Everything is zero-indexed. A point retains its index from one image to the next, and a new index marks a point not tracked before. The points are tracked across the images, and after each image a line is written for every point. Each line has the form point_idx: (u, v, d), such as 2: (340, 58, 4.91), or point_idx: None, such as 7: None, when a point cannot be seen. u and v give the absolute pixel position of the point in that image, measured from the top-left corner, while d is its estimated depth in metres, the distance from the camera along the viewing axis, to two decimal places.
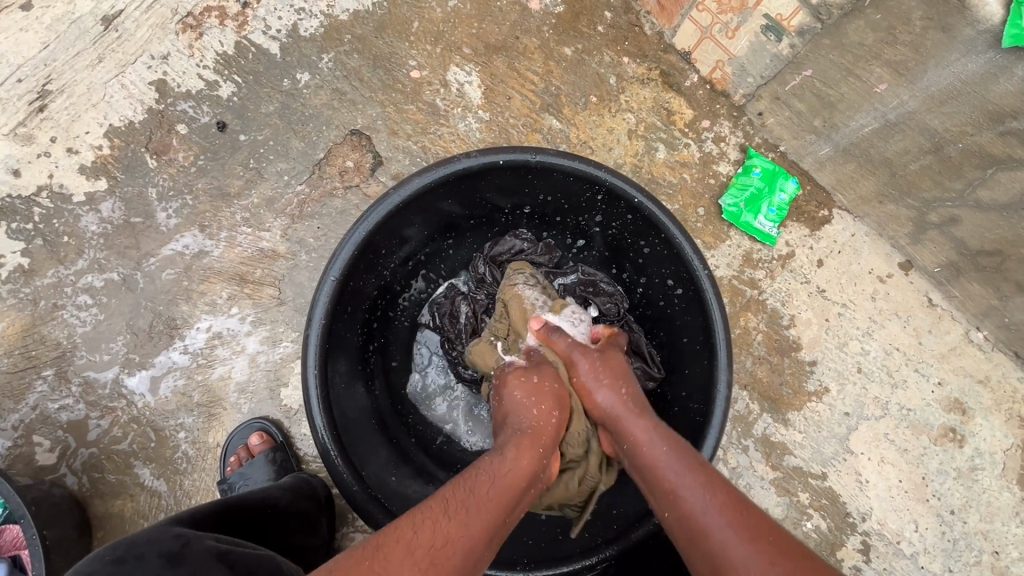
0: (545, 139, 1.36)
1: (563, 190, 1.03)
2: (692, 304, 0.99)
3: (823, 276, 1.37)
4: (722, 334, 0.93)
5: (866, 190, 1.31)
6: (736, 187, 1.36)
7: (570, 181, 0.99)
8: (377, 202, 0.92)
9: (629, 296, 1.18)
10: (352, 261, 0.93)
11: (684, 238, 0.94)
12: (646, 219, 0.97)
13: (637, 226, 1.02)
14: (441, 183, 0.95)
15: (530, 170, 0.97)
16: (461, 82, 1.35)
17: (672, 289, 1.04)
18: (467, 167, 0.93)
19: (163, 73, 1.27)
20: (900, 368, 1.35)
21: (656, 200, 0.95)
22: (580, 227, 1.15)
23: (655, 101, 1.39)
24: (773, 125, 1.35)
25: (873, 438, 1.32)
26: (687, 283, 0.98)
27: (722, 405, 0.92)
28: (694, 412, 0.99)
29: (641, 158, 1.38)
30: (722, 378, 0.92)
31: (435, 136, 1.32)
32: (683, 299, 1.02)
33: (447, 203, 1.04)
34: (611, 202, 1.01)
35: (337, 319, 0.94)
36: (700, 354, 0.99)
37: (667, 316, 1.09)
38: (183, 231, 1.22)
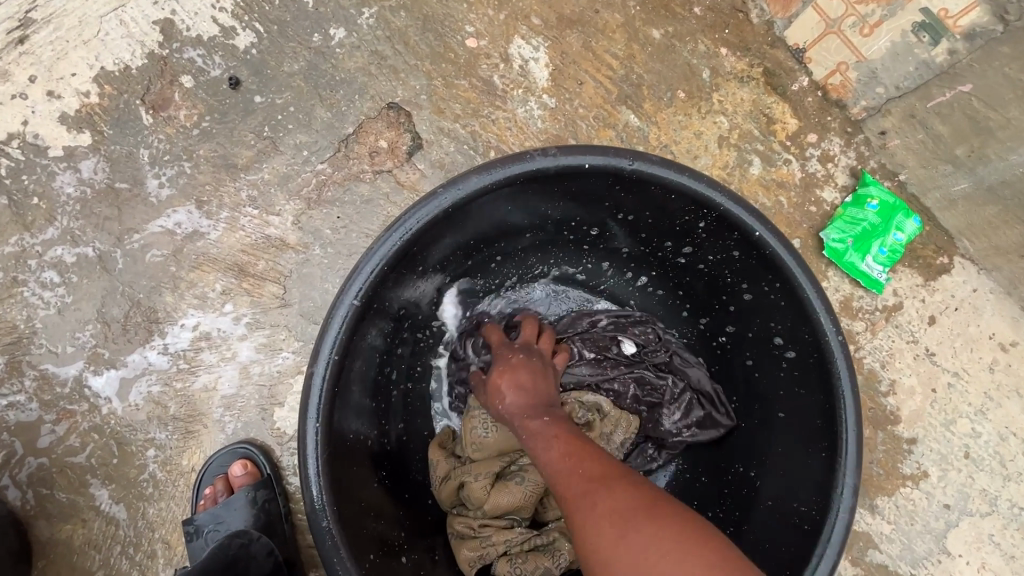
0: (618, 138, 1.12)
1: (653, 212, 0.81)
2: (808, 373, 0.77)
3: (933, 336, 1.14)
4: (852, 422, 0.71)
5: (1004, 240, 1.07)
6: (844, 219, 1.12)
7: (665, 200, 0.77)
8: (419, 205, 0.71)
9: (704, 348, 0.97)
10: (379, 279, 0.72)
11: (817, 294, 0.72)
12: (761, 258, 0.75)
13: (744, 266, 0.79)
14: (504, 188, 0.73)
15: (618, 181, 0.75)
16: (525, 57, 1.12)
17: (777, 348, 0.82)
18: (540, 168, 0.71)
19: (171, 11, 1.05)
20: (1016, 458, 1.12)
21: (782, 235, 0.73)
22: (658, 259, 0.92)
23: (753, 105, 1.16)
24: (897, 149, 1.11)
25: (975, 539, 1.09)
26: (807, 348, 0.76)
27: (842, 518, 0.70)
28: (798, 515, 0.76)
29: (730, 172, 1.14)
30: (848, 481, 0.70)
31: (488, 120, 1.10)
32: (794, 366, 0.80)
33: (503, 215, 0.82)
34: (711, 232, 0.79)
35: (353, 348, 0.74)
36: (814, 442, 0.76)
37: (757, 379, 0.87)
38: (175, 205, 1.01)
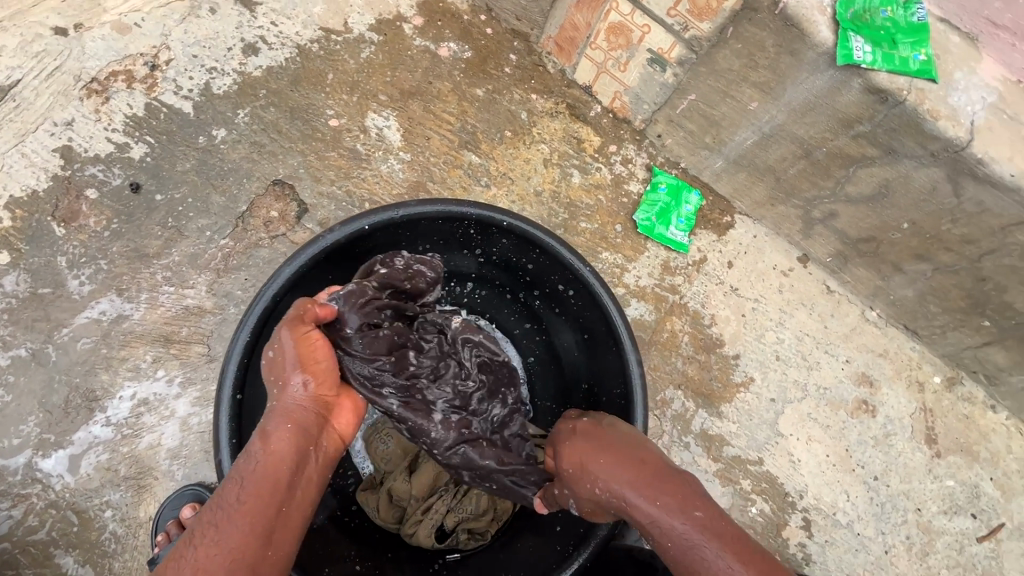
0: (466, 175, 1.43)
1: (437, 233, 1.08)
2: (586, 301, 1.05)
3: (734, 275, 1.50)
4: (619, 319, 1.00)
5: (758, 195, 1.47)
6: (647, 203, 1.48)
7: (439, 224, 1.04)
8: (254, 301, 0.91)
9: (526, 313, 1.24)
10: (245, 367, 0.90)
11: (560, 246, 1.01)
12: (520, 237, 1.04)
13: (514, 246, 1.09)
14: (316, 262, 0.96)
15: (400, 224, 1.02)
16: (380, 126, 1.41)
17: (564, 293, 1.10)
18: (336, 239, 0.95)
19: (68, 139, 1.25)
20: (812, 352, 1.49)
21: (521, 217, 1.02)
22: (468, 263, 1.19)
23: (565, 132, 1.52)
24: (672, 145, 1.50)
25: (798, 418, 1.44)
26: (574, 282, 1.06)
27: (640, 386, 0.99)
28: (617, 397, 1.04)
29: (558, 184, 1.47)
30: (632, 360, 0.99)
31: (359, 179, 1.36)
32: (576, 298, 1.09)
33: (332, 278, 1.05)
34: (483, 232, 1.07)
35: (246, 426, 0.92)
36: (607, 343, 1.05)
37: (565, 321, 1.15)
38: (98, 297, 1.18)
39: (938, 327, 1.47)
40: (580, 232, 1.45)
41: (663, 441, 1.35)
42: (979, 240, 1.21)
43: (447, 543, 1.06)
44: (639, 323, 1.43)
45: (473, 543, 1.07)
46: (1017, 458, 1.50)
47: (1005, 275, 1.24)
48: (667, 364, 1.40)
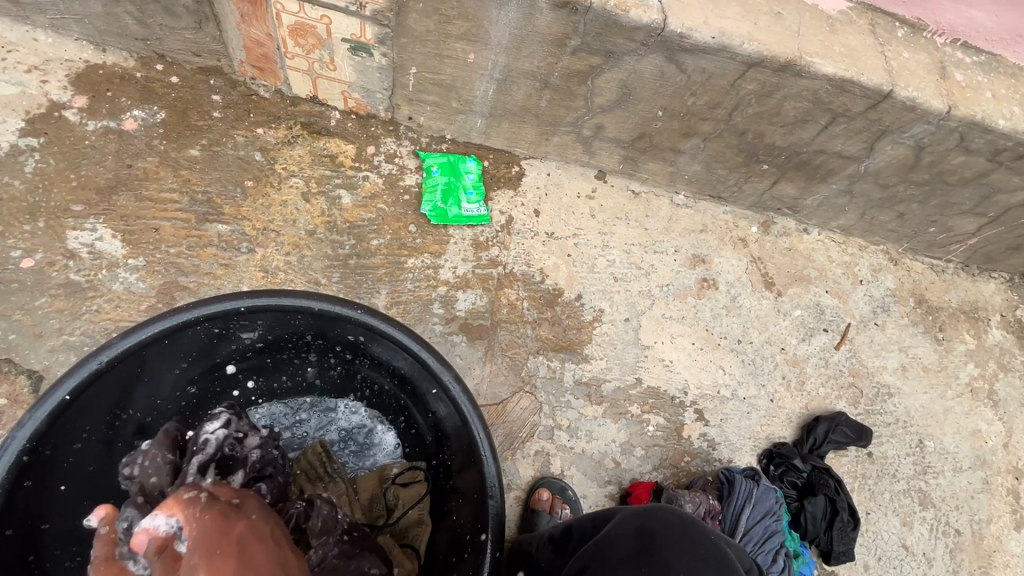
0: (221, 249, 1.23)
1: (182, 348, 0.92)
2: (379, 338, 0.97)
3: (545, 221, 1.47)
4: (415, 345, 0.92)
5: (530, 136, 1.43)
6: (429, 190, 1.38)
7: (174, 341, 0.88)
8: None
9: (344, 371, 1.12)
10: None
11: (320, 301, 0.90)
12: (273, 310, 0.91)
13: (279, 319, 0.95)
14: (24, 465, 0.76)
15: (123, 367, 0.84)
16: (89, 242, 1.17)
17: (358, 339, 1.00)
18: (34, 428, 0.76)
19: None
20: (644, 257, 1.51)
21: (260, 291, 0.89)
22: (251, 354, 1.04)
23: (312, 154, 1.36)
24: (427, 122, 1.40)
25: (656, 324, 1.46)
26: (360, 327, 0.96)
27: (467, 401, 0.92)
28: (454, 417, 0.97)
29: (329, 213, 1.32)
30: (448, 379, 0.92)
31: (92, 312, 1.13)
32: (372, 339, 0.99)
33: (71, 463, 0.85)
34: (233, 323, 0.93)
35: None
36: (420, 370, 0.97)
37: (378, 363, 1.05)
38: None
39: (734, 185, 1.54)
40: (375, 251, 1.32)
41: (546, 412, 1.31)
42: (722, 102, 1.25)
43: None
44: (475, 311, 1.35)
45: None
46: (839, 264, 1.65)
47: (756, 123, 1.30)
48: (519, 338, 1.35)
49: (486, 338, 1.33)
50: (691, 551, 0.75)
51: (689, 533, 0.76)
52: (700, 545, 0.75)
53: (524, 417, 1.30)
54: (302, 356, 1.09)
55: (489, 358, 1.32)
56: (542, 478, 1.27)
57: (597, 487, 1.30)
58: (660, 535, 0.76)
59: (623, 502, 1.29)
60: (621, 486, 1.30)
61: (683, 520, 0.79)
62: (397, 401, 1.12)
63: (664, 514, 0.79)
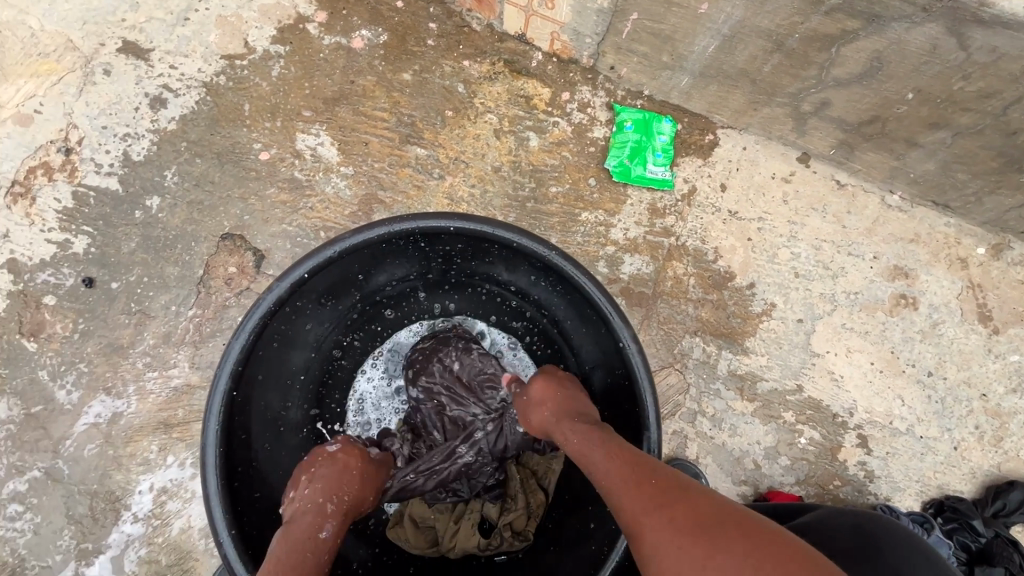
0: (416, 171, 1.31)
1: (390, 255, 0.99)
2: (563, 283, 0.97)
3: (730, 198, 1.36)
4: (602, 297, 0.91)
5: (737, 104, 1.31)
6: (617, 146, 1.34)
7: (384, 246, 0.95)
8: (209, 397, 0.81)
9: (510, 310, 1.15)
10: (227, 472, 0.81)
11: (519, 235, 0.91)
12: (474, 236, 0.95)
13: (474, 246, 0.99)
14: (265, 326, 0.86)
15: (343, 261, 0.92)
16: (313, 146, 1.31)
17: (539, 280, 1.02)
18: (279, 295, 0.85)
19: (11, 252, 1.22)
20: (834, 257, 1.35)
21: (470, 215, 0.92)
22: (436, 272, 1.10)
23: (510, 93, 1.37)
24: (629, 74, 1.34)
25: (832, 333, 1.32)
26: (547, 269, 0.96)
27: (641, 364, 0.89)
28: (620, 377, 0.95)
29: (516, 153, 1.34)
30: (627, 336, 0.90)
31: (307, 208, 1.28)
32: (555, 282, 0.99)
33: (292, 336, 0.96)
34: (435, 241, 0.98)
35: (246, 518, 0.84)
36: (597, 325, 0.96)
37: (551, 307, 1.06)
38: (89, 400, 1.16)
39: (972, 195, 1.30)
40: (552, 198, 1.32)
41: (692, 395, 1.26)
42: (1001, 91, 1.03)
43: (492, 541, 1.02)
44: (638, 278, 1.31)
45: (517, 544, 1.02)
46: None
47: None
48: (677, 315, 1.30)
49: (645, 307, 1.30)
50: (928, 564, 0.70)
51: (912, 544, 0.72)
52: (924, 557, 0.71)
53: (668, 395, 1.26)
54: (477, 285, 1.13)
55: (644, 327, 1.29)
56: (676, 458, 1.24)
57: (730, 483, 1.24)
58: (881, 538, 0.73)
59: (755, 506, 1.23)
60: (756, 490, 1.23)
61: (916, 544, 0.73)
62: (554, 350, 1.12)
63: (889, 524, 0.75)
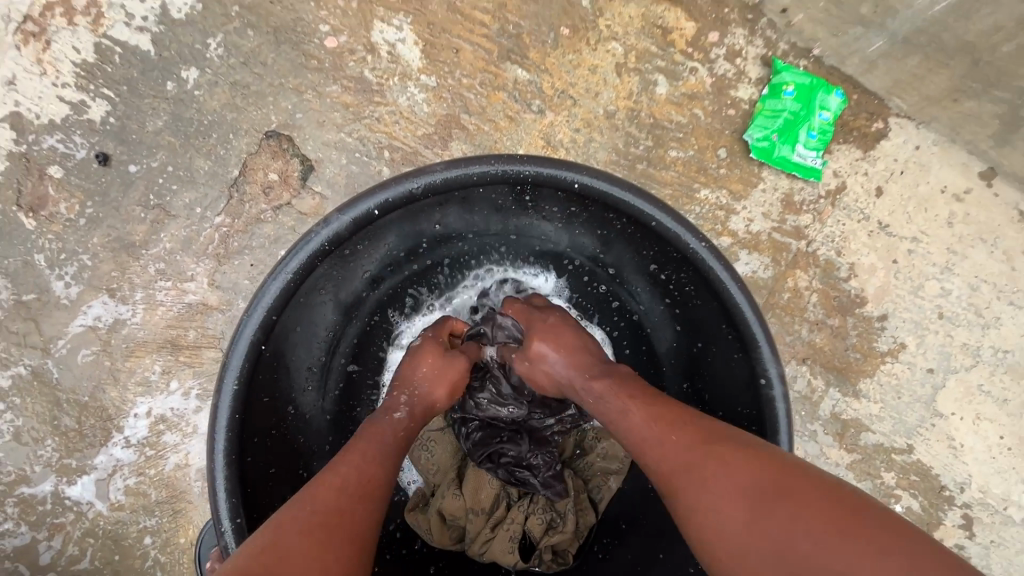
0: (511, 98, 1.05)
1: (480, 203, 0.78)
2: (694, 284, 0.74)
3: (884, 207, 1.10)
4: (751, 314, 0.68)
5: (935, 89, 1.01)
6: (765, 114, 1.06)
7: (478, 193, 0.74)
8: (234, 342, 0.65)
9: (602, 304, 0.92)
10: (239, 436, 0.66)
11: (657, 210, 0.69)
12: (596, 201, 0.72)
13: (588, 215, 0.77)
14: (313, 266, 0.68)
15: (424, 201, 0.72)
16: (392, 40, 1.04)
17: (658, 272, 0.79)
18: (336, 231, 0.67)
19: (15, 104, 1.00)
20: (991, 304, 1.10)
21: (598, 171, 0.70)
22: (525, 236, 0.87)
23: (645, 19, 1.07)
24: (804, 23, 1.04)
25: (965, 393, 1.09)
26: (679, 264, 0.74)
27: (784, 412, 0.68)
28: (742, 420, 0.74)
29: (637, 98, 1.07)
30: (773, 374, 0.68)
31: (372, 119, 1.04)
32: (683, 282, 0.76)
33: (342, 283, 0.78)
34: (541, 197, 0.76)
35: (260, 493, 0.69)
36: (727, 346, 0.74)
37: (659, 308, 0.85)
38: (89, 300, 0.99)
39: None
40: (669, 164, 1.07)
41: None
42: None
43: (530, 562, 0.86)
44: (751, 282, 1.08)
45: (555, 566, 0.87)
46: None
47: None
48: (787, 336, 1.07)
49: None
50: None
51: None
52: None
53: None
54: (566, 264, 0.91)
55: None
56: None
57: None
58: None
59: None
60: None
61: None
62: (648, 361, 0.89)
63: None
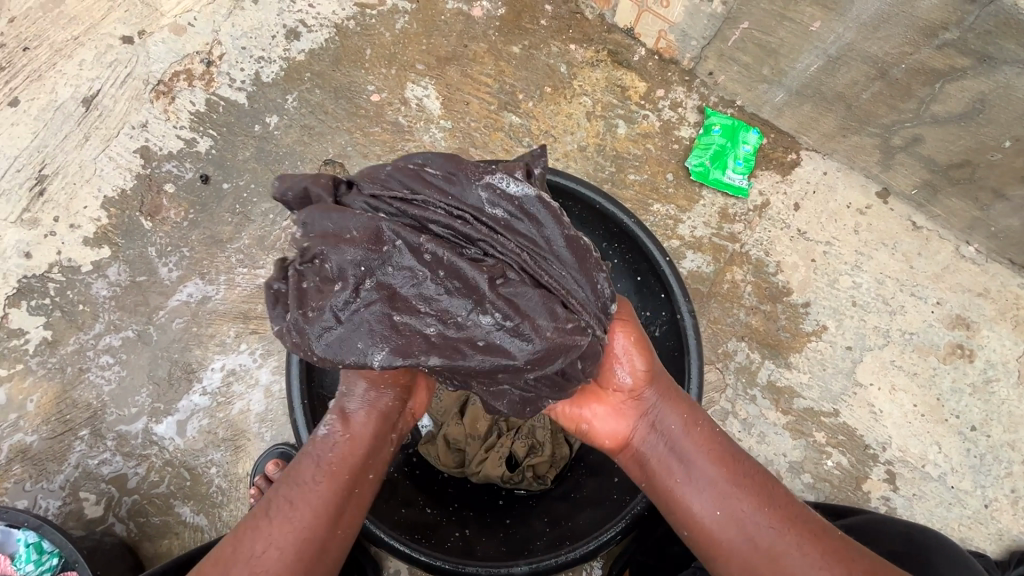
0: (508, 137, 1.41)
1: None
2: (631, 253, 1.05)
3: (802, 218, 1.39)
4: (669, 269, 0.98)
5: (827, 127, 1.34)
6: (700, 147, 1.39)
7: None
8: None
9: None
10: None
11: (603, 196, 1.01)
12: (562, 193, 1.03)
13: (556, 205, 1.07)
14: None
15: None
16: (420, 96, 1.42)
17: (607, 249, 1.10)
18: None
19: (145, 140, 1.37)
20: (895, 295, 1.36)
21: (561, 172, 1.01)
22: None
23: (608, 81, 1.44)
24: (725, 82, 1.39)
25: (880, 367, 1.33)
26: (621, 238, 1.04)
27: (694, 338, 0.97)
28: (670, 350, 1.02)
29: (603, 137, 1.41)
30: (685, 310, 0.97)
31: (403, 151, 1.39)
32: (624, 253, 1.06)
33: None
34: None
35: (318, 389, 0.99)
36: (656, 297, 1.03)
37: None
38: (185, 281, 1.30)
39: None
40: (629, 185, 1.39)
41: (727, 395, 1.30)
42: None
43: (515, 478, 1.07)
44: (696, 275, 1.36)
45: (535, 486, 1.07)
46: None
47: None
48: (728, 317, 1.33)
49: (699, 303, 1.34)
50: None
51: None
52: None
53: (704, 389, 1.30)
54: None
55: None
56: None
57: None
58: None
59: None
60: None
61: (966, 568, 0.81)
62: None
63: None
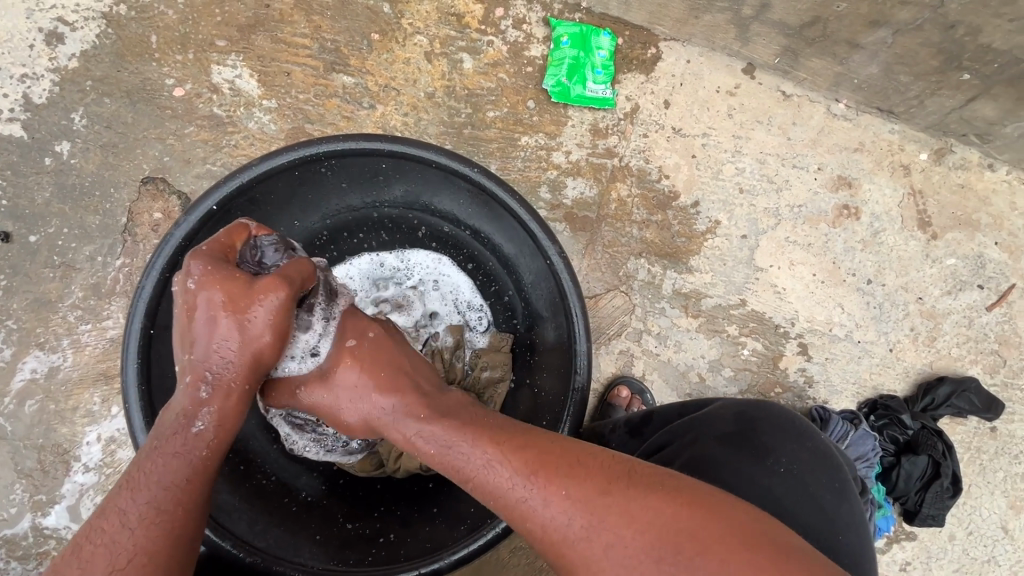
0: (344, 101, 1.25)
1: (310, 184, 0.94)
2: (489, 203, 0.95)
3: (674, 115, 1.32)
4: (529, 215, 0.90)
5: (678, 12, 1.25)
6: (554, 64, 1.28)
7: (299, 176, 0.90)
8: (124, 343, 0.78)
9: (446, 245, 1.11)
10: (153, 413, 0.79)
11: (437, 152, 0.89)
12: (396, 159, 0.91)
13: (398, 171, 0.95)
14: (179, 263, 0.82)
15: (259, 191, 0.88)
16: (230, 78, 1.22)
17: (468, 205, 1.00)
18: (188, 231, 0.81)
19: None
20: (779, 171, 1.34)
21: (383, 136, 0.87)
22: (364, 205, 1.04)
23: (439, 11, 1.28)
24: None
25: (776, 247, 1.33)
26: (473, 190, 0.94)
27: (570, 279, 0.90)
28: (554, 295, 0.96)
29: (449, 77, 1.27)
30: (554, 254, 0.90)
31: (230, 147, 1.21)
32: (483, 205, 0.97)
33: None
34: (355, 168, 0.94)
35: None
36: (527, 245, 0.96)
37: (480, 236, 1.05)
38: (23, 357, 1.13)
39: (915, 98, 1.28)
40: (490, 123, 1.27)
41: (637, 314, 1.28)
42: None
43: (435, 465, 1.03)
44: (581, 202, 1.29)
45: None
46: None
47: (976, 12, 1.05)
48: (621, 237, 1.29)
49: (589, 231, 1.28)
50: (835, 497, 0.78)
51: (798, 428, 0.82)
52: (805, 439, 0.82)
53: (614, 315, 1.27)
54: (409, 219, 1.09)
55: (589, 252, 1.28)
56: (623, 376, 1.26)
57: (677, 397, 1.27)
58: (762, 423, 0.82)
59: None
60: None
61: (793, 426, 0.81)
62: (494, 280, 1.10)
63: (774, 411, 0.83)
